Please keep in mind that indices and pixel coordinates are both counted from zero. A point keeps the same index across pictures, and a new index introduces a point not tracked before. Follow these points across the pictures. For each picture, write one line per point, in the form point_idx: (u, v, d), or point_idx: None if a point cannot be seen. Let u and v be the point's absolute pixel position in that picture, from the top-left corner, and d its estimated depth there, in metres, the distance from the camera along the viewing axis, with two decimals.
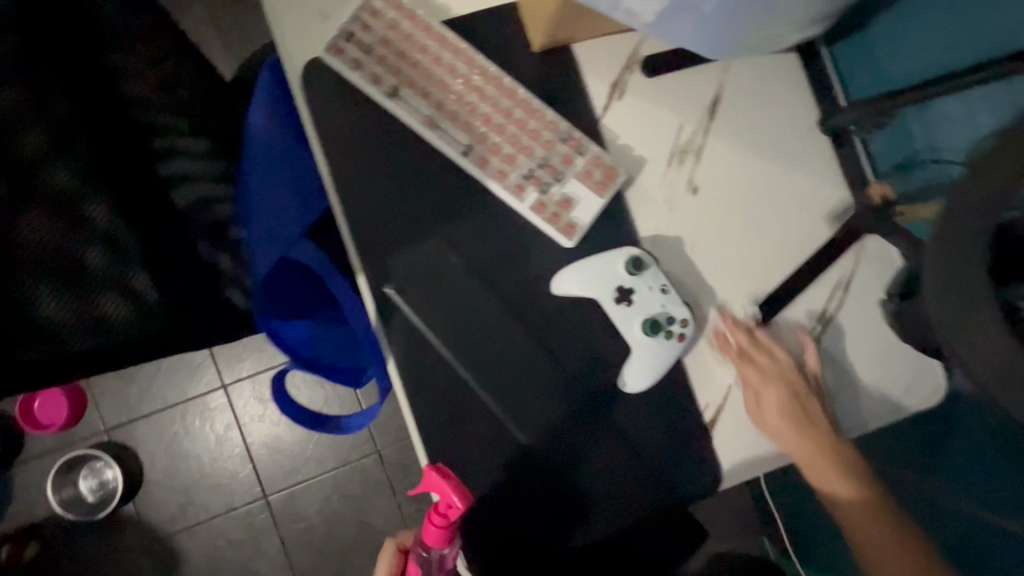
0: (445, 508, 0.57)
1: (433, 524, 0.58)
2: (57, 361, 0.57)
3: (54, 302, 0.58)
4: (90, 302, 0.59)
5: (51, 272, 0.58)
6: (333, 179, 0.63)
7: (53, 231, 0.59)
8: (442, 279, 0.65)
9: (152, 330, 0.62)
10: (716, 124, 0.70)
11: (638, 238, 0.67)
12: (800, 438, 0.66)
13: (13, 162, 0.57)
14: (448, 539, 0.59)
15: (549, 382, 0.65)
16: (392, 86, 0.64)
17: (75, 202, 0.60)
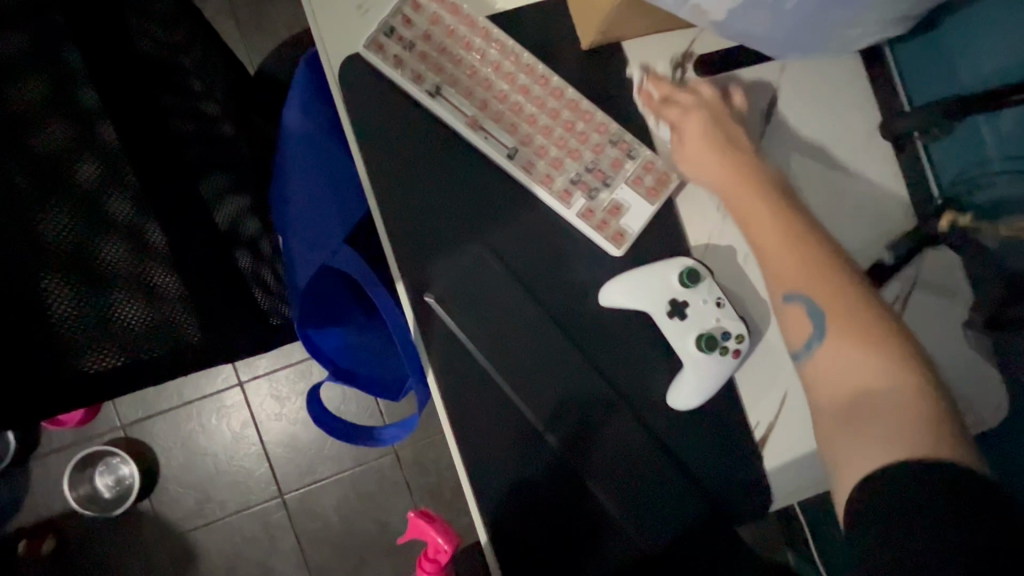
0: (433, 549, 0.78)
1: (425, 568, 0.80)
2: (81, 382, 0.48)
3: (74, 309, 0.49)
4: (117, 314, 0.51)
5: (70, 276, 0.49)
6: (371, 183, 0.60)
7: (72, 229, 0.50)
8: (484, 288, 0.62)
9: (184, 345, 0.54)
10: (772, 127, 0.66)
11: (689, 247, 0.64)
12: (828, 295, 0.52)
13: (23, 149, 0.50)
14: None
15: (594, 396, 0.62)
16: (434, 85, 0.60)
17: (96, 197, 0.53)
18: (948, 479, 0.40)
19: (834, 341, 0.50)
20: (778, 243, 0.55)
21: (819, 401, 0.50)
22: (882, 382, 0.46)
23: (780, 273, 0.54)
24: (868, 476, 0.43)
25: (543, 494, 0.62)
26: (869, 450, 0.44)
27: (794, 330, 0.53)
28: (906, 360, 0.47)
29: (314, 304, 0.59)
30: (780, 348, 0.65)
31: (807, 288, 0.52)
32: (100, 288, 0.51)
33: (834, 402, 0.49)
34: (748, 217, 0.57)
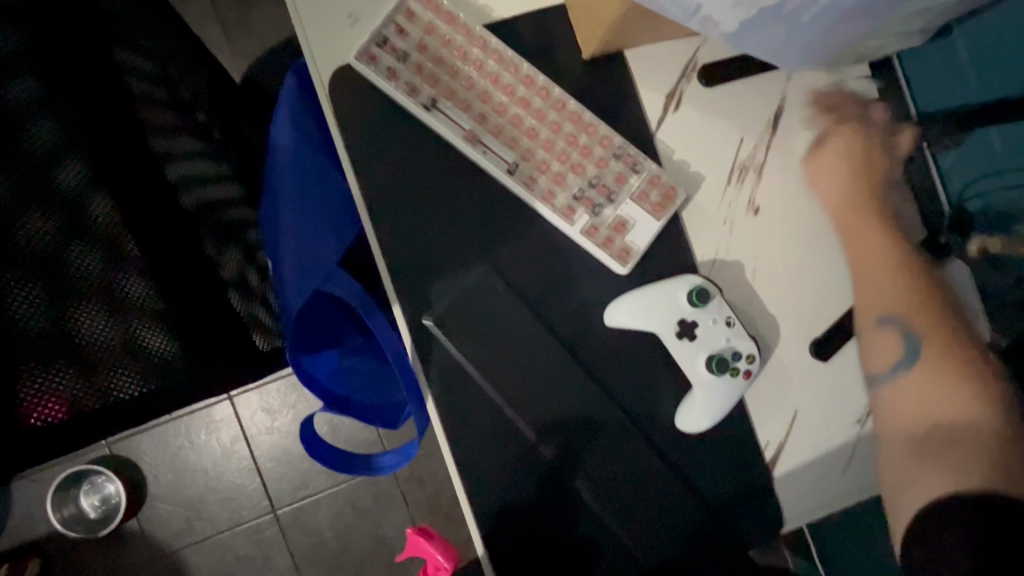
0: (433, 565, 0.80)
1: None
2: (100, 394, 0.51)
3: (39, 317, 0.49)
4: (91, 335, 0.51)
5: (49, 284, 0.50)
6: (365, 202, 0.57)
7: (54, 232, 0.51)
8: (486, 309, 0.59)
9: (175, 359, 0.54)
10: (778, 138, 0.65)
11: (695, 263, 0.62)
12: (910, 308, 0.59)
13: (8, 151, 0.49)
14: None
15: (600, 419, 0.60)
16: (430, 97, 0.58)
17: (80, 200, 0.53)
18: (979, 510, 0.47)
19: (920, 371, 0.57)
20: (877, 282, 0.60)
21: (890, 422, 0.57)
22: (949, 410, 0.54)
23: (875, 287, 0.60)
24: (933, 500, 0.50)
25: (550, 523, 0.60)
26: (932, 477, 0.51)
27: (884, 352, 0.59)
28: (971, 383, 0.55)
29: (308, 328, 0.56)
30: (789, 366, 0.63)
31: (903, 313, 0.59)
32: (89, 304, 0.51)
33: (910, 430, 0.56)
34: (854, 236, 0.63)
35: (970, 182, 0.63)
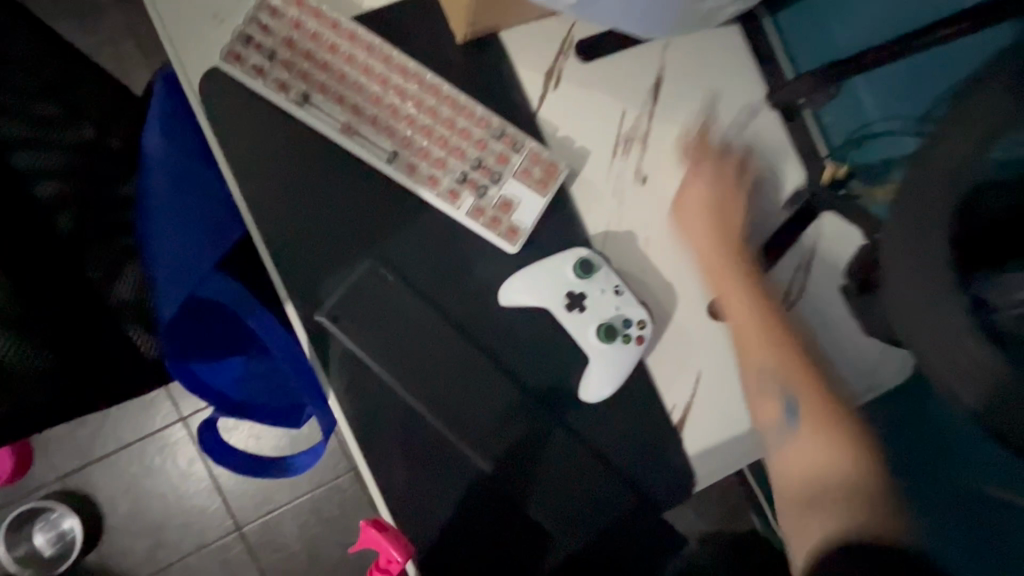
0: (385, 563, 0.58)
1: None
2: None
3: None
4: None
5: None
6: (245, 203, 0.57)
7: None
8: (379, 300, 0.59)
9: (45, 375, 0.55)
10: (660, 108, 0.65)
11: (587, 237, 0.63)
12: (829, 446, 0.55)
13: None
14: None
15: (504, 397, 0.61)
16: (301, 92, 0.57)
17: None
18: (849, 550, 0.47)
19: (802, 435, 0.57)
20: (715, 271, 0.64)
21: (783, 482, 0.57)
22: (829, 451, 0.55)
23: (706, 276, 0.64)
24: (835, 535, 0.49)
25: (465, 503, 0.61)
26: (821, 522, 0.52)
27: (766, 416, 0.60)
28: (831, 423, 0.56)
29: (196, 335, 0.56)
30: (689, 328, 0.65)
31: (724, 298, 0.62)
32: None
33: (795, 485, 0.56)
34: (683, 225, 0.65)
35: (853, 134, 0.65)
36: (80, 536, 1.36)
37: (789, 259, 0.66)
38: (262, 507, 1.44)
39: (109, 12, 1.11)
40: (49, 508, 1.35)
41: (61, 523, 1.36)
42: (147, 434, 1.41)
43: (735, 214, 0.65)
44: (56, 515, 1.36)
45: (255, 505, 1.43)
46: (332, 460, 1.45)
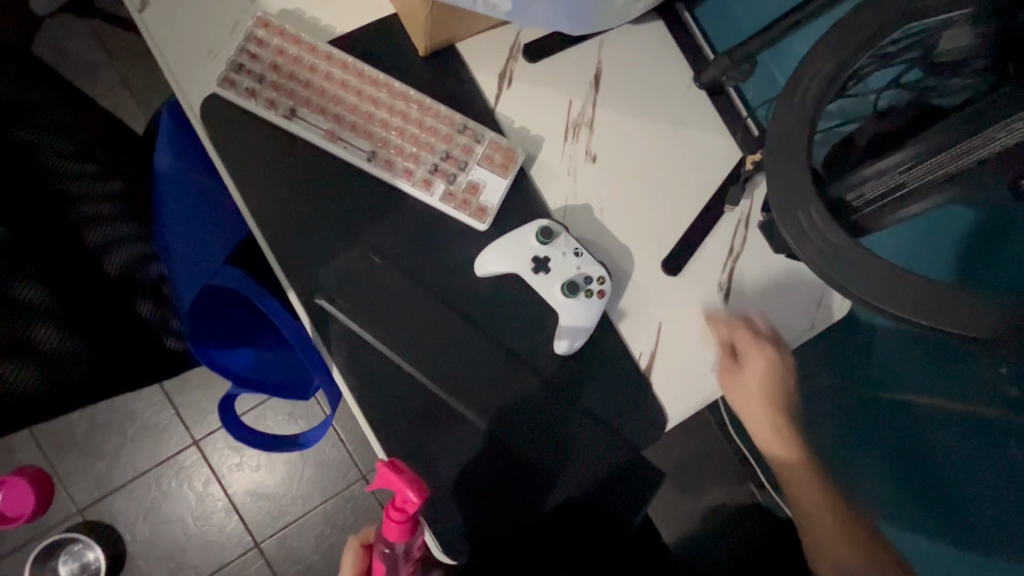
0: (401, 503, 0.60)
1: (391, 519, 0.61)
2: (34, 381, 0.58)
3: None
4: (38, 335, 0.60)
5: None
6: (247, 206, 0.66)
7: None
8: (370, 280, 0.68)
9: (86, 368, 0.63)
10: (603, 96, 0.75)
11: (548, 212, 0.72)
12: (769, 420, 0.73)
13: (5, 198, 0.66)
14: (411, 532, 0.62)
15: (488, 357, 0.69)
16: (288, 108, 0.67)
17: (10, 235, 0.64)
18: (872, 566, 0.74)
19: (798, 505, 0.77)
20: (772, 393, 0.72)
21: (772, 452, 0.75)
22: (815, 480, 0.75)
23: (766, 412, 0.72)
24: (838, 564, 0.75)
25: (461, 456, 0.68)
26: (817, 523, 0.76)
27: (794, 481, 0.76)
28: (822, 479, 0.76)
29: (211, 324, 0.64)
30: (647, 284, 0.73)
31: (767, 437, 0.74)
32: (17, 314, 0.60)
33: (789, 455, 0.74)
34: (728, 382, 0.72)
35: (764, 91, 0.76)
36: (102, 567, 1.39)
37: (727, 220, 0.75)
38: (278, 521, 1.49)
39: (109, 66, 1.22)
40: (72, 540, 1.40)
41: (82, 553, 1.40)
42: (161, 460, 1.47)
43: (676, 182, 0.75)
44: (80, 546, 1.40)
45: (272, 519, 1.49)
46: (342, 469, 1.51)
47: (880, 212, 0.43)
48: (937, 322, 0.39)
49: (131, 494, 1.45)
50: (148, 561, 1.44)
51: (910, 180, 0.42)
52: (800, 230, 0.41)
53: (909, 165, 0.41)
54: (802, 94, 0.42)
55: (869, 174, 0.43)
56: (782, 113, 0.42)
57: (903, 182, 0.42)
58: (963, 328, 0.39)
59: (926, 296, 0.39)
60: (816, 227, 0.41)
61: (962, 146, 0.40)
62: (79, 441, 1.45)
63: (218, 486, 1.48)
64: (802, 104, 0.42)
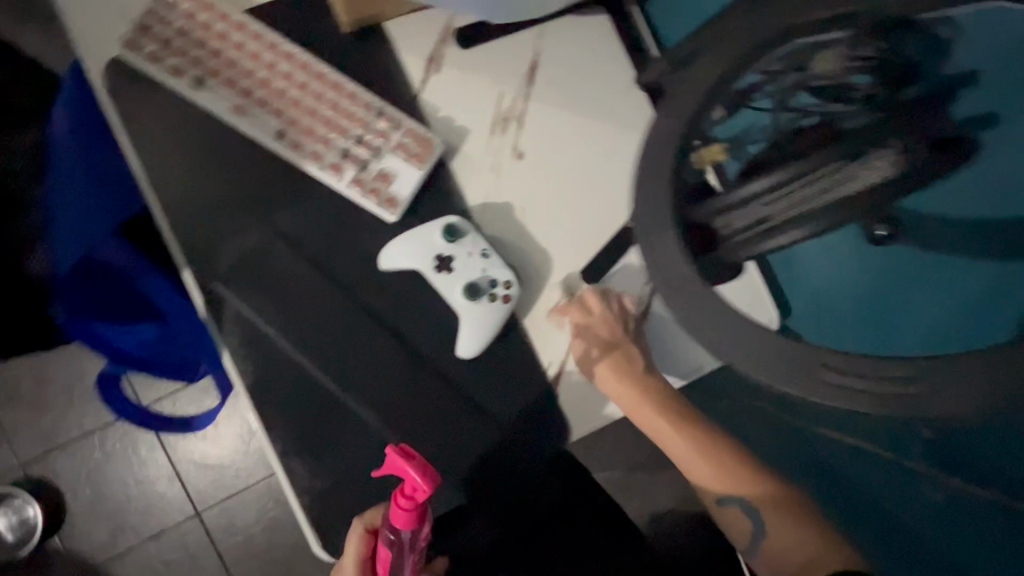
0: (411, 490, 0.51)
1: (398, 507, 0.52)
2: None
3: None
4: None
5: None
6: (144, 178, 0.63)
7: None
8: (270, 265, 0.65)
9: None
10: (537, 89, 0.71)
11: (465, 208, 0.69)
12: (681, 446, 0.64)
13: None
14: (420, 522, 0.53)
15: (387, 354, 0.66)
16: (194, 76, 0.64)
17: None
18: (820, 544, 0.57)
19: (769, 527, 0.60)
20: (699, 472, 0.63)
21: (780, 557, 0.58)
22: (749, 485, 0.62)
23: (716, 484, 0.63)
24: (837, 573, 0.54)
25: (349, 452, 0.66)
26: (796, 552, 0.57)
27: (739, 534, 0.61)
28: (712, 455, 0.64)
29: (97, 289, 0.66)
30: (564, 291, 0.70)
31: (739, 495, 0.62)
32: None
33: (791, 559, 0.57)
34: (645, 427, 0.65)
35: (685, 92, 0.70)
36: (39, 524, 1.39)
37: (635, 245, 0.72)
38: (220, 492, 1.48)
39: None
40: (11, 495, 1.39)
41: (20, 508, 1.39)
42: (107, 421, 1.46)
43: (605, 187, 0.71)
44: (18, 501, 1.39)
45: (213, 490, 1.48)
46: None
47: (750, 242, 0.39)
48: (799, 386, 0.36)
49: (76, 454, 1.45)
50: (87, 521, 1.43)
51: (777, 211, 0.37)
52: (651, 258, 0.39)
53: (775, 194, 0.37)
54: (678, 108, 0.39)
55: (739, 201, 0.38)
56: (657, 126, 0.39)
57: (769, 212, 0.38)
58: (835, 399, 0.36)
59: (788, 354, 0.36)
60: (669, 254, 0.37)
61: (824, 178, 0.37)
62: (26, 397, 1.44)
63: (163, 452, 1.47)
64: (673, 121, 0.39)
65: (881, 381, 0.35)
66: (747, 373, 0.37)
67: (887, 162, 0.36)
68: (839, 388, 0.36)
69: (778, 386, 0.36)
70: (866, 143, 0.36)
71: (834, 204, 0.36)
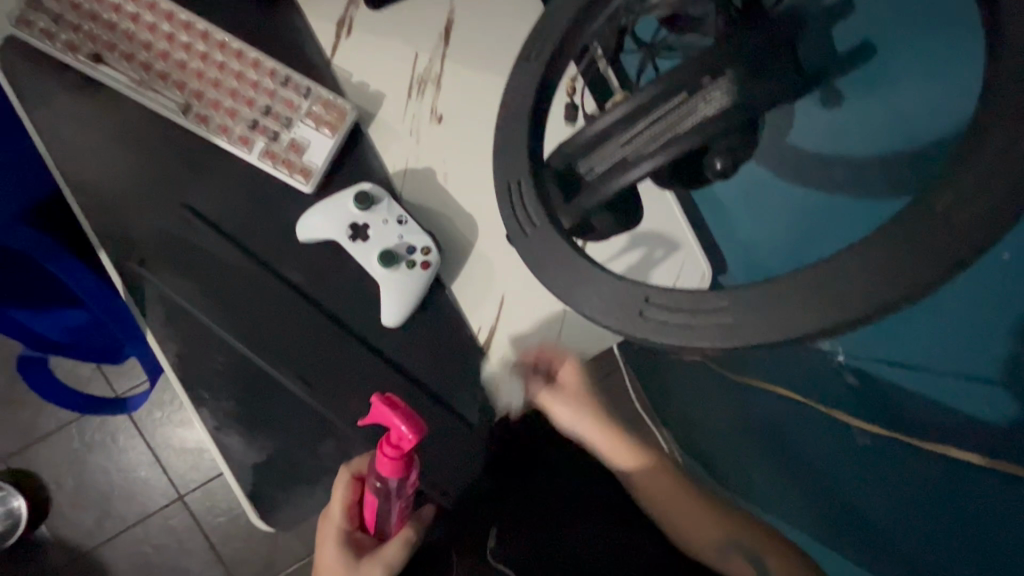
0: (396, 439, 0.50)
1: (383, 457, 0.51)
2: None
3: None
4: None
5: None
6: (50, 161, 0.63)
7: None
8: (188, 242, 0.64)
9: None
10: (453, 49, 0.69)
11: (385, 174, 0.67)
12: None
13: None
14: (406, 472, 0.52)
15: (313, 327, 0.64)
16: (92, 53, 0.63)
17: None
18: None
19: None
20: None
21: None
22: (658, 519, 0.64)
23: None
24: None
25: (282, 430, 0.64)
26: None
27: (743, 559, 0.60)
28: None
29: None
30: (491, 255, 0.68)
31: None
32: None
33: None
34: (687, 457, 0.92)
35: None
36: None
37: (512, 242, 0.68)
38: None
39: None
40: None
41: None
42: None
43: None
44: None
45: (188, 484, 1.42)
46: None
47: (606, 186, 0.36)
48: (622, 324, 0.34)
49: None
50: None
51: (632, 150, 0.35)
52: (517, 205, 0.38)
53: (628, 133, 0.35)
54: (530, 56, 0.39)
55: (596, 143, 0.37)
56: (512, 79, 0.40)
57: (622, 151, 0.35)
58: (660, 337, 0.33)
59: (617, 291, 0.35)
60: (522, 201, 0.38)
61: (671, 110, 0.34)
62: None
63: None
64: (526, 69, 0.39)
65: (710, 317, 0.32)
66: (580, 310, 0.35)
67: (726, 91, 0.33)
68: (663, 326, 0.33)
69: (603, 323, 0.35)
70: (704, 70, 0.34)
71: (673, 138, 0.33)
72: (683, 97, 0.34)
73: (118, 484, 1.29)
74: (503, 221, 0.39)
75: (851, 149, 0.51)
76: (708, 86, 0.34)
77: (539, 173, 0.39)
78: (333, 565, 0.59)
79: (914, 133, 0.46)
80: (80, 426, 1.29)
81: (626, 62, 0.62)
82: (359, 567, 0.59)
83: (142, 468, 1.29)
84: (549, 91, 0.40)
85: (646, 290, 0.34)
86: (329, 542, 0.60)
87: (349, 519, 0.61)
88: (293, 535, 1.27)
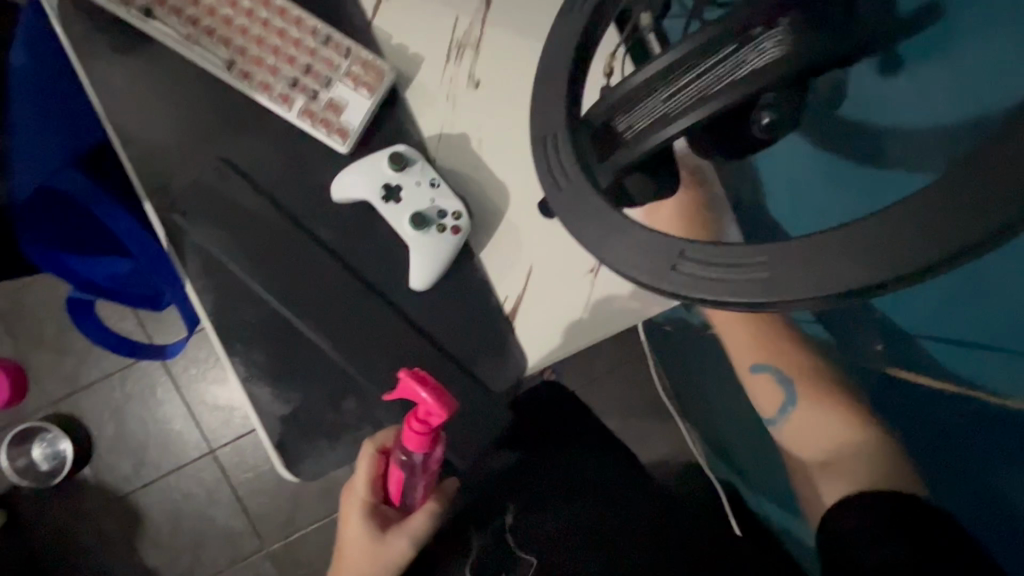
0: (424, 415, 0.51)
1: (410, 430, 0.52)
2: None
3: None
4: None
5: None
6: (101, 111, 0.65)
7: None
8: (227, 195, 0.65)
9: None
10: (493, 15, 0.68)
11: (420, 138, 0.68)
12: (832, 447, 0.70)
13: None
14: (432, 446, 0.53)
15: (344, 286, 0.65)
16: (144, 7, 0.65)
17: None
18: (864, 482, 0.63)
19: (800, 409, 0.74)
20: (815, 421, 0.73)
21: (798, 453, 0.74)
22: (858, 464, 0.65)
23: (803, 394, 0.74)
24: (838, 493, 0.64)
25: (311, 382, 0.66)
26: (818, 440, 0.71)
27: (770, 402, 0.77)
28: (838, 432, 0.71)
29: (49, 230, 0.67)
30: (521, 223, 0.67)
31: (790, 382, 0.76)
32: None
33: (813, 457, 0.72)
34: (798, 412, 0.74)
35: None
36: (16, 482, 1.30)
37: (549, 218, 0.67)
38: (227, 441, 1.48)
39: None
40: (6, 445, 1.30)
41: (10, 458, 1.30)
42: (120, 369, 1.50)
43: None
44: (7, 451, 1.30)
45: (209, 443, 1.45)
46: None
47: (643, 141, 0.36)
48: (653, 277, 0.34)
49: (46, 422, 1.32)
50: (39, 475, 1.31)
51: (673, 106, 0.34)
52: (551, 160, 0.38)
53: (669, 88, 0.35)
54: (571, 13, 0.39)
55: (638, 98, 0.36)
56: (555, 34, 0.40)
57: (662, 107, 0.35)
58: (693, 292, 0.33)
59: (649, 244, 0.34)
60: (557, 154, 0.38)
61: (718, 63, 0.33)
62: None
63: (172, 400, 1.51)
64: (568, 26, 0.39)
65: (746, 273, 0.32)
66: (610, 264, 0.35)
67: (779, 43, 0.32)
68: (698, 279, 0.33)
69: (635, 277, 0.34)
70: (754, 22, 0.33)
71: (715, 91, 0.32)
72: (731, 50, 0.33)
73: (155, 433, 1.35)
74: (537, 175, 0.39)
75: (904, 121, 0.49)
76: (759, 37, 0.32)
77: (576, 128, 0.39)
78: (360, 537, 0.62)
79: (953, 107, 0.46)
80: (123, 376, 1.35)
81: (670, 27, 0.62)
82: (386, 538, 0.62)
83: (178, 420, 1.35)
84: (589, 49, 0.40)
85: (685, 243, 0.33)
86: (356, 515, 0.63)
87: (372, 491, 0.63)
88: (319, 492, 1.32)
